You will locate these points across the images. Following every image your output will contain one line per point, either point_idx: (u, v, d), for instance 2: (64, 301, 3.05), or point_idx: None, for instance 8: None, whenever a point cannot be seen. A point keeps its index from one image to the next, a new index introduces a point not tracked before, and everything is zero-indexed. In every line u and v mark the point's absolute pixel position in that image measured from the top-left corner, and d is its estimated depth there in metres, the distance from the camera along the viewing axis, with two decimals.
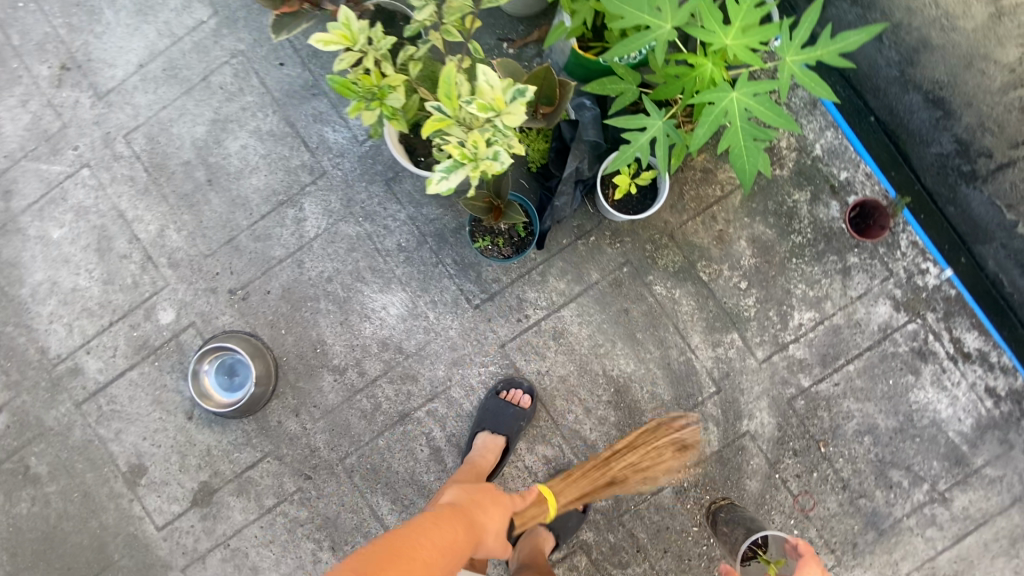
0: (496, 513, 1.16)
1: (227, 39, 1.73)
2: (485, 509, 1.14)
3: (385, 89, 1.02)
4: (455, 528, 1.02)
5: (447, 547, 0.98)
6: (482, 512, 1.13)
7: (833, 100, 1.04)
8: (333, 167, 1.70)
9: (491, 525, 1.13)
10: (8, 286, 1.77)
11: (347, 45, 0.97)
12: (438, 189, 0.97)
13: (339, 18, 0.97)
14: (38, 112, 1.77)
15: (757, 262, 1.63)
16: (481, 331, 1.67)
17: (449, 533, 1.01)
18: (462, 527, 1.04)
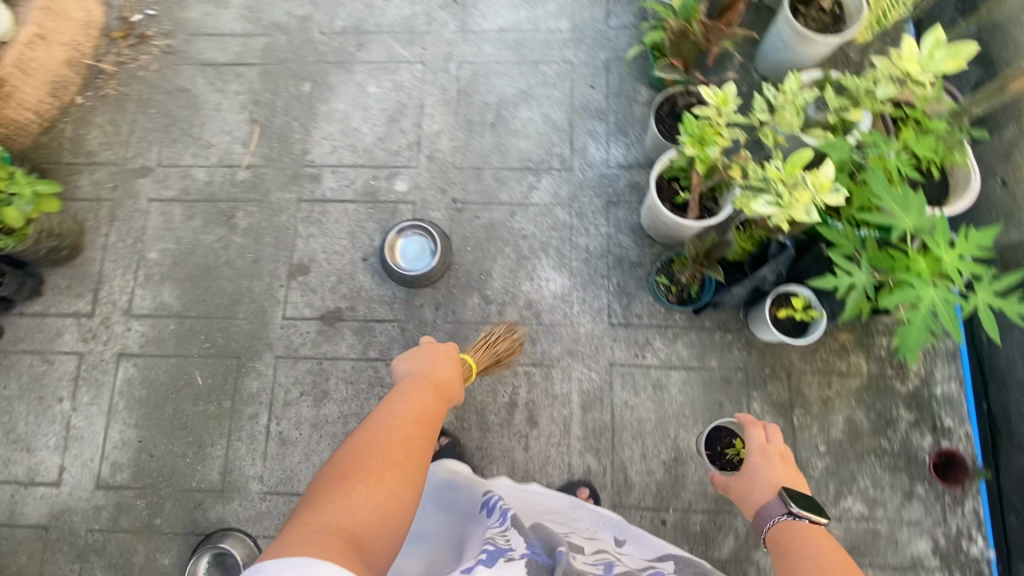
0: (433, 371, 1.50)
1: (568, 50, 2.27)
2: (426, 375, 1.47)
3: (713, 140, 1.41)
4: (418, 406, 1.34)
5: (414, 428, 1.27)
6: (426, 381, 1.44)
7: (997, 336, 1.34)
8: (579, 169, 2.13)
9: (435, 378, 1.47)
10: (316, 99, 2.29)
11: (720, 103, 1.41)
12: (759, 211, 1.40)
13: (720, 88, 1.43)
14: (417, 14, 2.35)
15: (843, 438, 1.85)
16: (604, 344, 1.96)
17: (406, 411, 1.30)
18: (422, 400, 1.37)
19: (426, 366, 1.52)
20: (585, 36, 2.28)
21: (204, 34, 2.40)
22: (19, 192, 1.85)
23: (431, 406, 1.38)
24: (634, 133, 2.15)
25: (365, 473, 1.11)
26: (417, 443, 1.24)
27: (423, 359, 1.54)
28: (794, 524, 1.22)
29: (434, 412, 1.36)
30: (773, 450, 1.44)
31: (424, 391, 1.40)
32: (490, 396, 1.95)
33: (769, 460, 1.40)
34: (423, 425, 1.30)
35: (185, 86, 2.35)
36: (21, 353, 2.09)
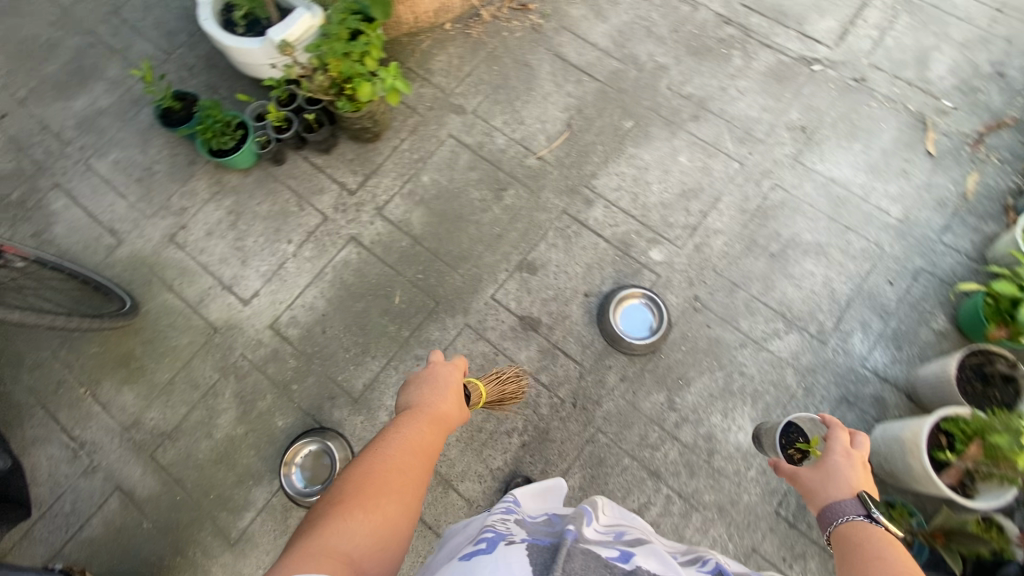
0: (442, 393, 1.42)
1: (884, 236, 2.14)
2: (436, 398, 1.39)
3: None
4: (425, 433, 1.25)
5: (418, 454, 1.18)
6: (433, 406, 1.35)
7: None
8: (830, 348, 2.00)
9: (445, 402, 1.38)
10: (630, 137, 2.33)
11: None
12: None
13: None
14: (763, 121, 2.33)
15: None
16: (757, 525, 1.81)
17: (412, 436, 1.22)
18: (428, 423, 1.29)
19: (435, 381, 1.45)
20: (910, 234, 2.14)
21: (573, 29, 2.54)
22: (383, 78, 2.06)
23: (435, 430, 1.29)
24: (904, 351, 1.99)
25: (362, 500, 1.02)
26: (417, 471, 1.15)
27: (431, 373, 1.46)
28: (874, 532, 1.00)
29: (433, 440, 1.25)
30: (859, 456, 1.19)
31: (431, 418, 1.31)
32: (622, 493, 1.86)
33: (851, 462, 1.15)
34: (426, 453, 1.20)
35: (531, 60, 2.49)
36: (283, 187, 2.33)
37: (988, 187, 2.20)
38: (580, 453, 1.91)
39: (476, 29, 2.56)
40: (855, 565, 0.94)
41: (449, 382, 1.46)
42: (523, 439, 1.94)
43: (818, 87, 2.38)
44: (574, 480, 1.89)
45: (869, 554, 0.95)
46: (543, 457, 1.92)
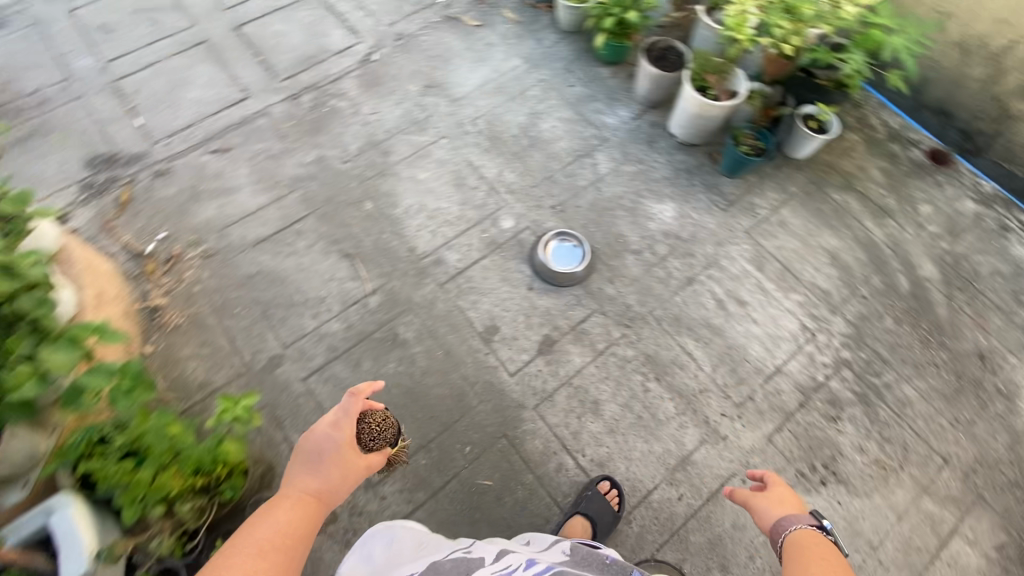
0: (322, 475, 1.26)
1: (536, 74, 2.79)
2: (313, 471, 1.28)
3: None
4: (278, 519, 1.17)
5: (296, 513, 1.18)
6: (309, 479, 1.26)
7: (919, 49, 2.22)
8: (612, 136, 2.64)
9: (329, 478, 1.27)
10: (384, 208, 2.39)
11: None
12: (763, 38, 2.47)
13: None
14: (409, 109, 2.65)
15: (887, 181, 2.59)
16: (732, 223, 2.43)
17: (266, 528, 1.15)
18: (292, 501, 1.21)
19: (319, 453, 1.29)
20: (538, 60, 2.83)
21: (233, 222, 2.34)
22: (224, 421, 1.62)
23: (297, 531, 1.17)
24: (623, 95, 2.73)
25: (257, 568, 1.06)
26: (285, 557, 1.11)
27: (306, 441, 1.32)
28: (816, 545, 1.19)
29: (301, 519, 1.19)
30: (781, 495, 1.37)
31: (294, 498, 1.22)
32: (702, 308, 2.25)
33: (780, 495, 1.36)
34: (298, 532, 1.17)
35: (250, 271, 2.24)
36: None
37: (516, 5, 2.99)
38: (667, 332, 2.21)
39: (175, 316, 2.14)
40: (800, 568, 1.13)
41: (339, 441, 1.31)
42: (651, 379, 2.12)
43: (394, 65, 2.79)
44: (690, 343, 2.18)
45: (825, 569, 1.12)
46: (668, 364, 2.15)
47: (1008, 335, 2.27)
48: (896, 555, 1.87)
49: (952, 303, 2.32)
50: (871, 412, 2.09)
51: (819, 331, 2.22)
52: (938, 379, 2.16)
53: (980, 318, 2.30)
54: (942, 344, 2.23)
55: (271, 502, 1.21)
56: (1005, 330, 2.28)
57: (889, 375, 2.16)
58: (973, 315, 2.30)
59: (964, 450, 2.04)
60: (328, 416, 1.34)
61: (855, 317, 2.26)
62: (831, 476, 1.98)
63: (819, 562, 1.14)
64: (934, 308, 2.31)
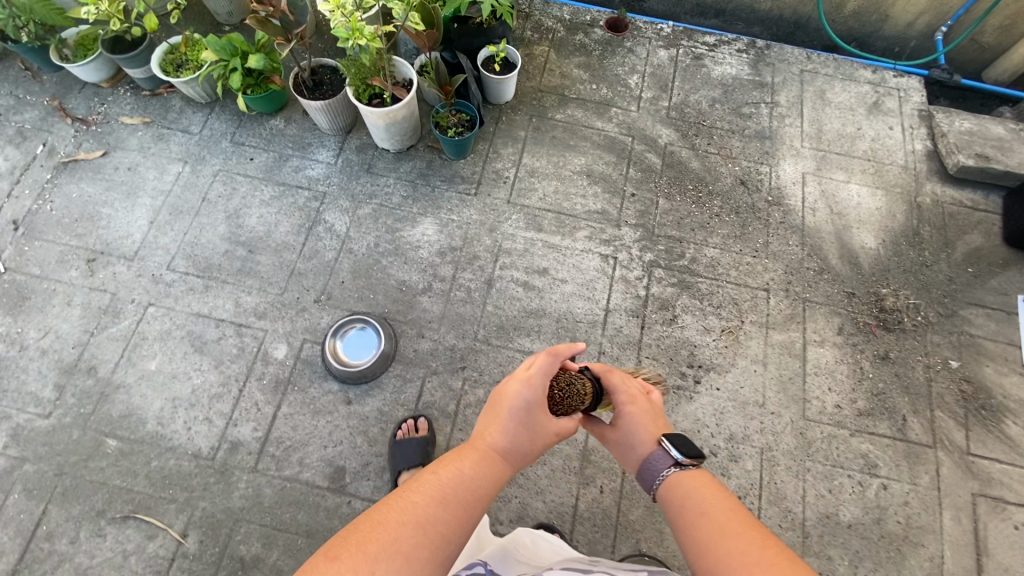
0: (523, 433, 1.21)
1: (206, 169, 2.29)
2: (504, 426, 1.22)
3: None
4: (468, 473, 1.10)
5: (436, 481, 1.05)
6: (496, 438, 1.20)
7: None
8: (328, 187, 2.29)
9: (516, 438, 1.21)
10: (134, 433, 1.89)
11: None
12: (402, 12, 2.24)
13: None
14: (86, 301, 2.06)
15: (592, 72, 2.58)
16: (490, 202, 2.29)
17: (448, 482, 1.06)
18: (480, 456, 1.15)
19: (519, 411, 1.22)
20: (198, 152, 2.32)
21: None
22: None
23: (464, 501, 1.04)
24: (312, 137, 2.36)
25: (382, 536, 0.90)
26: (450, 530, 0.99)
27: (503, 390, 1.27)
28: (683, 481, 1.19)
29: (471, 489, 1.07)
30: (644, 418, 1.36)
31: (479, 453, 1.16)
32: (516, 301, 2.12)
33: (635, 413, 1.36)
34: (460, 499, 1.04)
35: None
36: None
37: (133, 105, 2.40)
38: (501, 347, 2.05)
39: None
40: (685, 515, 1.10)
41: (534, 400, 1.23)
42: None
43: (30, 260, 2.12)
44: (526, 342, 2.06)
45: (694, 511, 1.09)
46: None
47: (752, 150, 2.44)
48: (779, 397, 2.01)
49: (700, 151, 2.43)
50: (695, 292, 2.16)
51: (618, 251, 2.21)
52: (725, 225, 2.28)
53: (726, 149, 2.44)
54: (710, 192, 2.34)
55: (464, 450, 1.15)
56: (747, 147, 2.45)
57: (691, 249, 2.23)
58: (720, 150, 2.43)
59: (775, 271, 2.21)
60: (526, 370, 1.26)
61: (637, 217, 2.28)
62: (700, 371, 2.03)
63: (687, 501, 1.13)
64: (690, 166, 2.40)
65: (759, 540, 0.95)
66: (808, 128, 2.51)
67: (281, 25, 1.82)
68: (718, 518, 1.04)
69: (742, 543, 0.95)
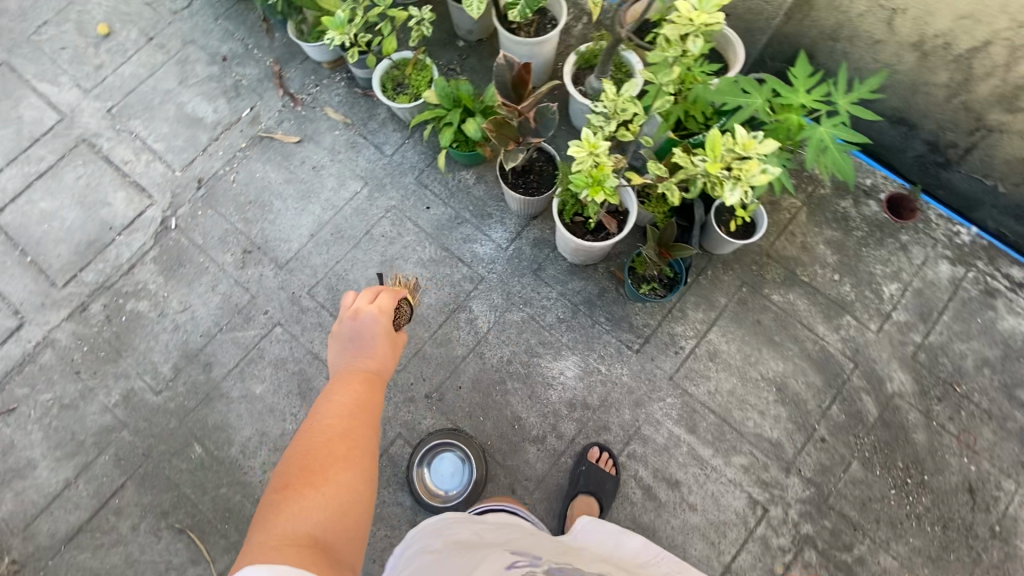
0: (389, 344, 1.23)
1: (381, 200, 2.15)
2: (358, 348, 1.21)
3: None
4: (343, 397, 1.10)
5: (335, 418, 1.06)
6: (364, 359, 1.20)
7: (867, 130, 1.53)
8: (488, 272, 2.06)
9: (381, 353, 1.22)
10: (217, 450, 1.89)
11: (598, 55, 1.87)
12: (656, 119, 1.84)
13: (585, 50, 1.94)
14: (228, 292, 2.06)
15: (839, 257, 2.05)
16: (650, 370, 1.93)
17: (338, 407, 1.07)
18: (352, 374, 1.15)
19: (368, 333, 1.22)
20: (381, 178, 2.18)
21: (33, 513, 1.85)
22: None
23: (362, 412, 1.09)
24: (495, 208, 2.12)
25: (311, 480, 0.93)
26: (363, 435, 1.05)
27: (354, 327, 1.23)
28: None
29: (370, 398, 1.12)
30: None
31: (347, 381, 1.14)
32: (627, 503, 1.80)
33: None
34: (355, 411, 1.08)
35: None
36: None
37: (342, 98, 2.28)
38: None
39: None
40: None
41: (380, 321, 1.24)
42: None
43: (198, 227, 2.14)
44: None
45: None
46: None
47: (1003, 451, 1.85)
48: None
49: (933, 421, 1.87)
50: None
51: (772, 503, 1.80)
52: (921, 535, 1.77)
53: (969, 435, 1.86)
54: (921, 483, 1.82)
55: (327, 384, 1.14)
56: (999, 444, 1.85)
57: (862, 545, 1.76)
58: (960, 432, 1.86)
59: None
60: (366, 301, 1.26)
61: (814, 471, 1.83)
62: None
63: None
64: (910, 435, 1.86)
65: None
66: None
67: (518, 128, 1.52)
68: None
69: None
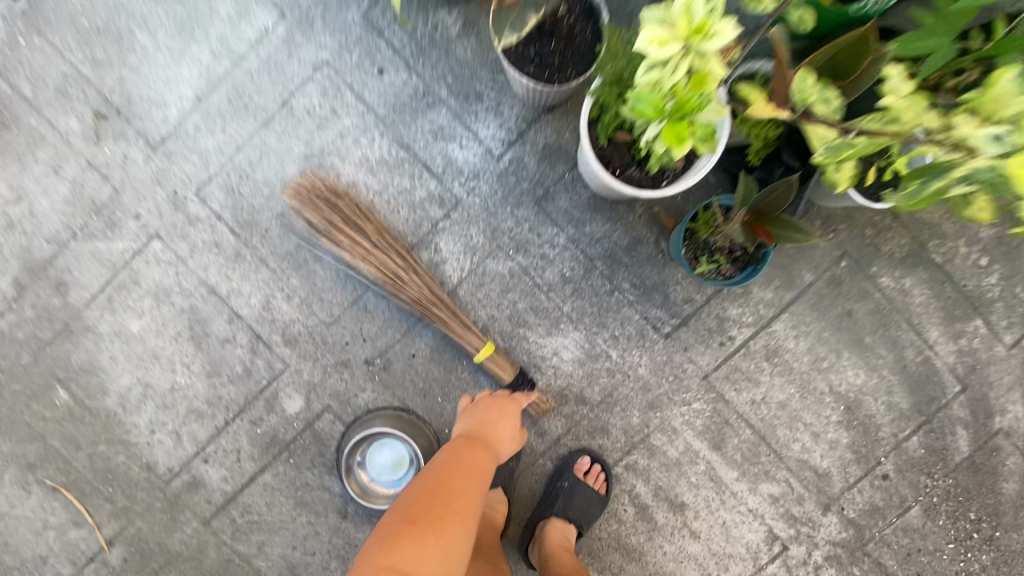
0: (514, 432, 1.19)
1: (305, 49, 1.34)
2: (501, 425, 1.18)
3: None
4: (463, 457, 1.07)
5: (456, 472, 1.03)
6: (495, 442, 1.15)
7: None
8: (467, 193, 1.36)
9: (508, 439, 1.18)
10: (87, 398, 1.43)
11: None
12: None
13: None
14: (78, 178, 1.39)
15: (999, 230, 1.35)
16: (678, 364, 1.38)
17: (462, 461, 1.06)
18: (473, 443, 1.11)
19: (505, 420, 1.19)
20: (307, 8, 1.33)
21: None
22: None
23: (474, 478, 1.04)
24: (487, 88, 1.33)
25: (420, 533, 0.91)
26: (463, 501, 0.99)
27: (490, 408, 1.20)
28: None
29: (476, 472, 1.06)
30: None
31: (468, 445, 1.10)
32: (614, 522, 1.42)
33: None
34: (467, 472, 1.04)
35: None
36: None
37: None
38: None
39: None
40: None
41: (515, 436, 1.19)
42: None
43: (25, 67, 1.38)
44: None
45: None
46: None
47: None
48: None
49: None
50: None
51: (795, 542, 1.42)
52: None
53: None
54: (988, 539, 1.43)
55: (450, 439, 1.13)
56: None
57: None
58: None
59: None
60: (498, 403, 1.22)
61: (860, 511, 1.41)
62: None
63: None
64: (999, 483, 1.41)
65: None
66: None
67: None
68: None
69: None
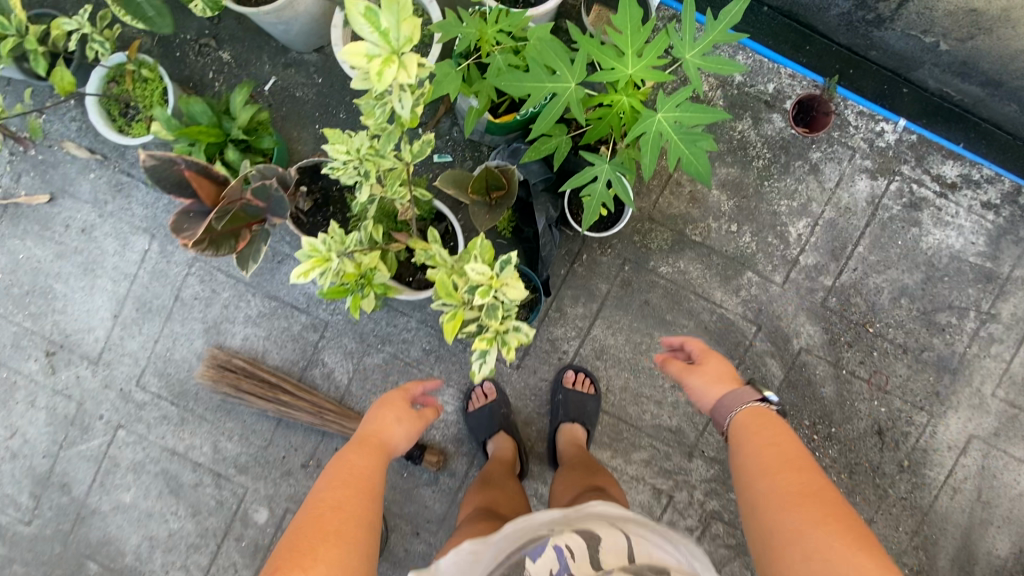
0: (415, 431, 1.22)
1: (177, 253, 1.74)
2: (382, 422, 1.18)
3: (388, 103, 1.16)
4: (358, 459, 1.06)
5: (360, 477, 1.02)
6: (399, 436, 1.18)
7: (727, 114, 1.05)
8: (332, 314, 1.74)
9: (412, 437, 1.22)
10: (111, 563, 1.82)
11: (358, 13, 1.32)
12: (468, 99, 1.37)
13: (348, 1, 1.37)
14: (50, 404, 1.80)
15: (735, 201, 1.68)
16: (534, 385, 1.72)
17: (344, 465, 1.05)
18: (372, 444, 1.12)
19: (407, 422, 1.21)
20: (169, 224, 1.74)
21: None
22: None
23: (358, 484, 1.01)
24: None
25: (307, 552, 0.87)
26: (355, 501, 0.97)
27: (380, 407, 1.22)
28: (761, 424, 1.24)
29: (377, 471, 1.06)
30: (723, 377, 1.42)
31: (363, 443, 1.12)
32: None
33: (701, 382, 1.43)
34: (360, 483, 1.01)
35: None
36: None
37: (80, 124, 1.73)
38: None
39: None
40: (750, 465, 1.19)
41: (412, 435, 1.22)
42: None
43: None
44: None
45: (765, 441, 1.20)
46: None
47: (916, 384, 1.72)
48: None
49: (843, 371, 1.71)
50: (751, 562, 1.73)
51: (676, 489, 1.73)
52: None
53: (881, 376, 1.71)
54: (828, 437, 1.73)
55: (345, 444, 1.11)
56: (912, 379, 1.72)
57: None
58: (871, 376, 1.72)
59: None
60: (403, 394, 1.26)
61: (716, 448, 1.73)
62: None
63: (763, 436, 1.22)
64: (818, 390, 1.72)
65: (820, 516, 0.99)
66: (1018, 367, 1.71)
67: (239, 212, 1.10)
68: (785, 458, 1.12)
69: (807, 527, 0.98)
